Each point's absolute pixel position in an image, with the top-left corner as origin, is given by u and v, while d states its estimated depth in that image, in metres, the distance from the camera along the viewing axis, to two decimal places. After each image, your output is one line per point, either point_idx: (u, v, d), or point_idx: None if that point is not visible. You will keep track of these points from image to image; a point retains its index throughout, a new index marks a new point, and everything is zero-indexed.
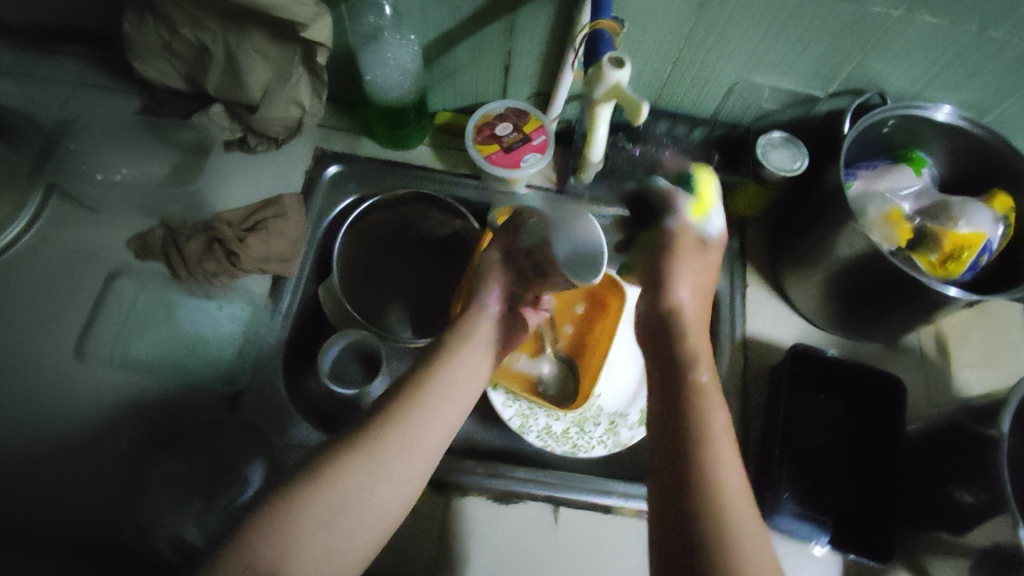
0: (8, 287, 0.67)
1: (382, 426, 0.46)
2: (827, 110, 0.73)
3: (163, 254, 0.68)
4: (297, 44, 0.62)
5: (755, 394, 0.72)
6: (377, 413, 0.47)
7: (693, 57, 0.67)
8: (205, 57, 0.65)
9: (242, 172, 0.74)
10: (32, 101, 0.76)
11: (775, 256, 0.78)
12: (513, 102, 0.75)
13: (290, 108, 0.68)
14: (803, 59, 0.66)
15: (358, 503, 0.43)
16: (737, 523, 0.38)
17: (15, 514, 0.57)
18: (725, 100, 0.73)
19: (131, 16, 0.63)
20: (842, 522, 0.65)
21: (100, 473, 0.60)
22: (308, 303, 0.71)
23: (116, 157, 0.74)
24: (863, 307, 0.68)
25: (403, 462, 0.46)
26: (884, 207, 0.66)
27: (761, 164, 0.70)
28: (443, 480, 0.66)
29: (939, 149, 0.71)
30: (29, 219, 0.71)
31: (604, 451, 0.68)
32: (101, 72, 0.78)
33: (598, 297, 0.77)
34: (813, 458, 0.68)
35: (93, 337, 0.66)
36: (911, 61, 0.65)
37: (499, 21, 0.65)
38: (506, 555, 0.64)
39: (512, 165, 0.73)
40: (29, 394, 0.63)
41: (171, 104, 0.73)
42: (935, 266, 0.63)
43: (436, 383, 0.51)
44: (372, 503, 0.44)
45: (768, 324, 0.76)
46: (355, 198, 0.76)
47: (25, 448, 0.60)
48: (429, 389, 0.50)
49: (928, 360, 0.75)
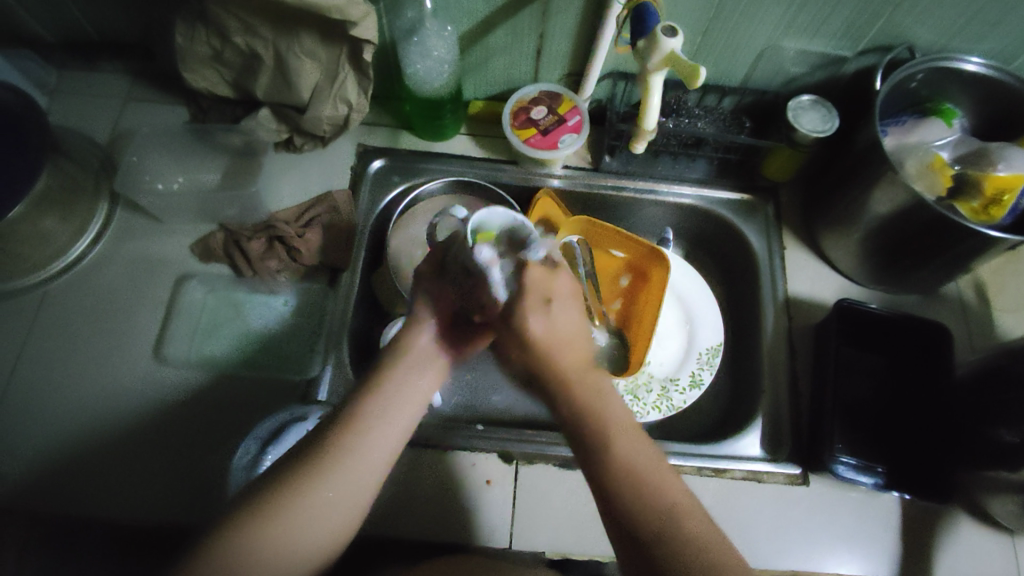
0: (83, 296, 0.71)
1: (342, 437, 0.47)
2: (855, 70, 0.74)
3: (227, 256, 0.72)
4: (344, 43, 0.65)
5: (802, 352, 0.74)
6: (338, 422, 0.48)
7: (723, 25, 0.69)
8: (255, 63, 0.68)
9: (291, 171, 0.77)
10: (86, 118, 0.79)
11: (810, 218, 0.79)
12: (546, 86, 0.77)
13: (339, 106, 0.71)
14: (832, 20, 0.67)
15: (330, 510, 0.46)
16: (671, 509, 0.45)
17: (114, 509, 0.61)
18: (754, 67, 0.75)
19: (183, 28, 0.66)
20: (893, 468, 0.67)
21: (184, 467, 0.63)
22: (365, 291, 0.74)
23: (170, 166, 0.78)
24: (903, 259, 0.70)
25: (360, 470, 0.47)
26: (925, 158, 0.68)
27: (794, 127, 0.72)
28: (509, 452, 0.67)
29: (967, 100, 0.72)
30: (95, 234, 0.74)
31: (659, 415, 0.72)
32: (148, 85, 0.81)
33: (639, 268, 0.78)
34: (861, 407, 0.71)
35: (167, 338, 0.69)
36: (939, 14, 0.66)
37: (533, 6, 0.67)
38: (577, 518, 0.65)
39: (551, 147, 0.75)
40: (114, 395, 0.66)
41: (218, 111, 0.77)
42: (976, 211, 0.66)
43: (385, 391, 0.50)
44: (369, 476, 0.47)
45: (808, 284, 0.78)
46: (401, 188, 0.79)
47: (115, 447, 0.64)
48: (378, 406, 0.49)
49: (967, 306, 0.76)
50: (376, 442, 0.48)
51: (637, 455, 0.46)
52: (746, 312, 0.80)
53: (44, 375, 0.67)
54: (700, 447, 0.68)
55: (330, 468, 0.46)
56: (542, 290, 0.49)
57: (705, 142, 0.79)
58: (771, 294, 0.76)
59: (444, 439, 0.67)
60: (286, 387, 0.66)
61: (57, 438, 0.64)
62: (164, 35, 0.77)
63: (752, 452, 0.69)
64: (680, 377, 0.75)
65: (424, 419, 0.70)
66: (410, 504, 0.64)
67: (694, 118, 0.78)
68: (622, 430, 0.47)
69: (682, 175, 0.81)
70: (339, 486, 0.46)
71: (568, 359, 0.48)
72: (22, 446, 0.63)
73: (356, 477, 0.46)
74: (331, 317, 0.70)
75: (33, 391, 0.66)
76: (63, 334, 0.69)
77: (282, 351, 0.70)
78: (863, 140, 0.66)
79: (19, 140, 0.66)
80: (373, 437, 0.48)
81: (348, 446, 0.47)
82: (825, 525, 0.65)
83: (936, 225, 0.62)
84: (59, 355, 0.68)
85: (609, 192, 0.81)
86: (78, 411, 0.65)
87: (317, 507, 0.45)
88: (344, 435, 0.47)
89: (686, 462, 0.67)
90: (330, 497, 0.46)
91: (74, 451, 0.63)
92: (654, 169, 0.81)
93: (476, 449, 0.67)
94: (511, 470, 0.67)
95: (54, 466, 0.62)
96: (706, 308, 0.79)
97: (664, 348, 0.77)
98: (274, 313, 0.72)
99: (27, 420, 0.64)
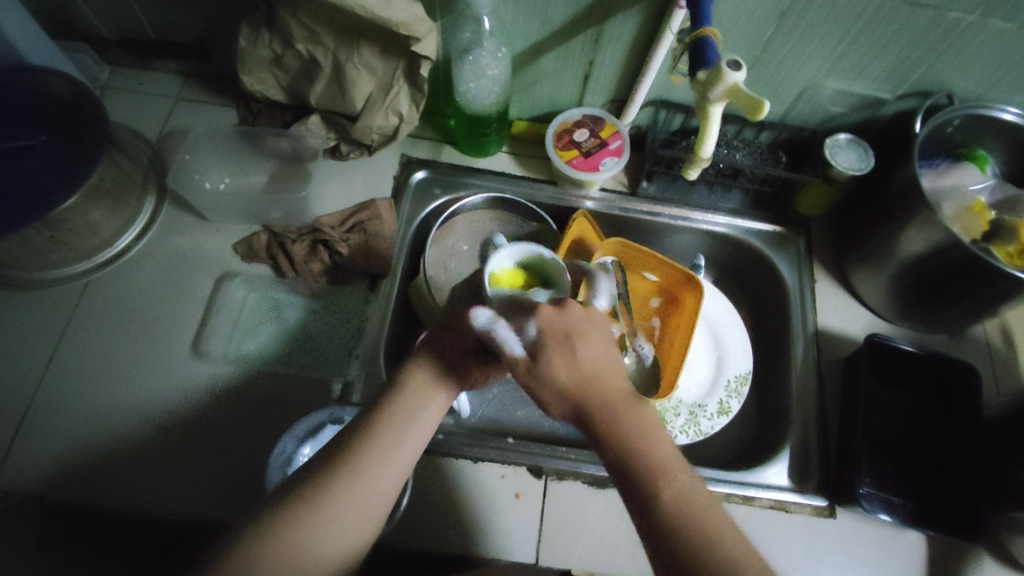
0: (126, 288, 0.72)
1: (357, 451, 0.46)
2: (893, 112, 0.77)
3: (270, 256, 0.73)
4: (402, 58, 0.67)
5: (830, 383, 0.74)
6: (358, 430, 0.47)
7: (770, 60, 0.71)
8: (313, 70, 0.70)
9: (335, 178, 0.79)
10: (140, 115, 0.82)
11: (840, 254, 0.81)
12: (589, 110, 0.80)
13: (389, 117, 0.73)
14: (876, 64, 0.70)
15: (331, 527, 0.43)
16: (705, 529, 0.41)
17: (144, 501, 0.61)
18: (794, 104, 0.77)
19: (248, 32, 0.68)
20: (920, 504, 0.67)
21: (216, 462, 0.63)
22: (402, 300, 0.75)
23: (217, 167, 0.79)
24: (934, 299, 0.71)
25: (365, 491, 0.45)
26: (965, 200, 0.71)
27: (830, 164, 0.74)
28: (540, 466, 0.67)
29: (1001, 147, 0.74)
30: (140, 229, 0.75)
31: (687, 439, 0.72)
32: (201, 87, 0.84)
33: (672, 293, 0.81)
34: (888, 443, 0.72)
35: (206, 334, 0.70)
36: (982, 63, 0.68)
37: (586, 32, 0.69)
38: (605, 536, 0.65)
39: (592, 168, 0.77)
40: (150, 387, 0.66)
41: (269, 115, 0.79)
42: (1011, 257, 0.66)
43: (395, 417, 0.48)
44: (381, 494, 0.45)
45: (837, 317, 0.79)
46: (440, 202, 0.81)
47: (149, 439, 0.64)
48: (389, 428, 0.47)
49: (993, 349, 0.77)
50: (387, 465, 0.46)
51: (693, 493, 0.42)
52: (774, 343, 0.81)
53: (83, 362, 0.67)
54: (729, 473, 0.69)
55: (347, 483, 0.44)
56: (561, 328, 0.46)
57: (742, 174, 0.81)
58: (800, 326, 0.77)
59: (475, 450, 0.68)
60: (321, 390, 0.67)
61: (92, 425, 0.64)
62: (223, 39, 0.79)
63: (780, 482, 0.69)
64: (708, 403, 0.76)
65: (454, 430, 0.70)
66: (438, 512, 0.64)
67: (732, 150, 0.80)
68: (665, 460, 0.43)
69: (717, 205, 0.82)
70: (352, 507, 0.44)
71: (615, 396, 0.45)
72: (56, 431, 0.63)
73: (369, 496, 0.45)
74: (369, 323, 0.71)
75: (70, 378, 0.66)
76: (103, 323, 0.70)
77: (319, 354, 0.70)
78: (900, 180, 0.68)
79: (77, 131, 0.67)
80: (384, 457, 0.46)
81: (365, 463, 0.45)
82: (850, 559, 0.65)
83: (971, 266, 0.63)
84: (99, 343, 0.69)
85: (644, 217, 0.82)
86: (114, 399, 0.65)
87: (332, 526, 0.43)
88: (357, 454, 0.45)
89: (715, 487, 0.67)
90: (349, 515, 0.44)
91: (106, 439, 0.63)
92: (689, 196, 0.82)
93: (507, 462, 0.67)
94: (541, 486, 0.67)
95: (88, 452, 0.63)
96: (736, 335, 0.80)
97: (693, 373, 0.78)
98: (313, 315, 0.73)
99: (64, 406, 0.65)
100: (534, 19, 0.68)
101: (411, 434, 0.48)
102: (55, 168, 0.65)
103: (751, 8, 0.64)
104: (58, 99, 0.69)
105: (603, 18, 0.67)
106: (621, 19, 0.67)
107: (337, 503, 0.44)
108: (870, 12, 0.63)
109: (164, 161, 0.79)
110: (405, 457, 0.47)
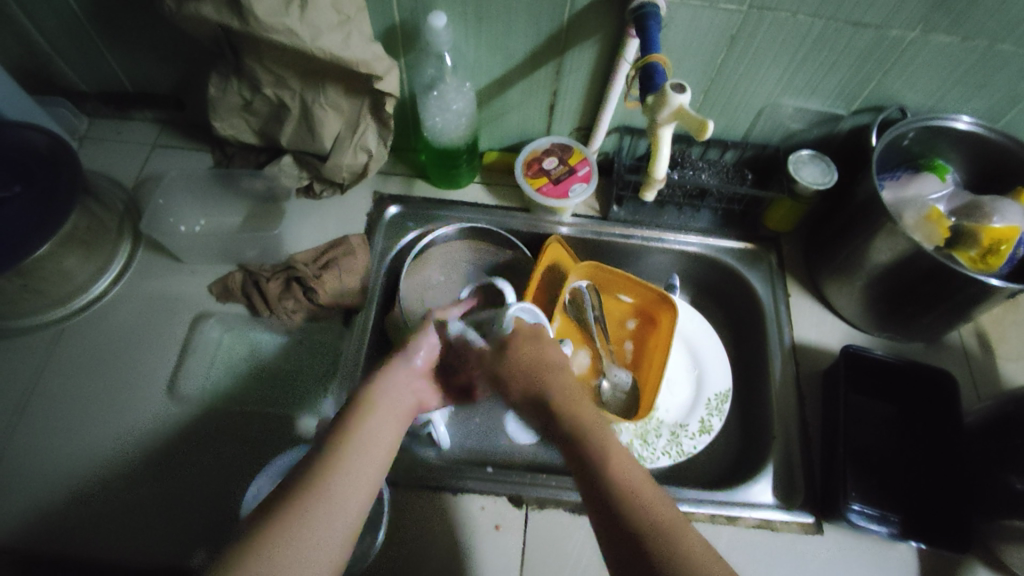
0: (101, 333, 0.72)
1: (307, 489, 0.46)
2: (851, 127, 0.78)
3: (244, 295, 0.74)
4: (367, 97, 0.69)
5: (809, 397, 0.74)
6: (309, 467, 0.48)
7: (723, 85, 0.73)
8: (282, 112, 0.72)
9: (310, 216, 0.81)
10: (116, 163, 0.84)
11: (813, 268, 0.81)
12: (558, 138, 0.81)
13: (359, 154, 0.75)
14: (827, 83, 0.72)
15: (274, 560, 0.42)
16: (629, 476, 0.51)
17: (119, 545, 0.60)
18: (755, 123, 0.79)
19: (218, 80, 0.70)
20: (913, 515, 0.66)
21: (195, 504, 0.62)
22: (379, 332, 0.76)
23: (193, 209, 0.81)
24: (904, 307, 0.71)
25: (313, 531, 0.44)
26: (923, 209, 0.71)
27: (794, 179, 0.75)
28: (520, 495, 0.66)
29: (957, 156, 0.76)
30: (116, 273, 0.76)
31: (669, 460, 0.72)
32: (177, 133, 0.86)
33: (648, 312, 0.81)
34: (874, 454, 0.71)
35: (182, 375, 0.70)
36: (928, 78, 0.70)
37: (546, 65, 0.72)
38: (589, 563, 0.63)
39: (561, 195, 0.78)
40: (123, 431, 0.66)
41: (243, 158, 0.81)
42: (975, 261, 0.69)
43: (355, 460, 0.49)
44: (332, 536, 0.45)
45: (814, 330, 0.79)
46: (414, 235, 0.82)
47: (126, 482, 0.63)
48: (339, 469, 0.47)
49: (970, 354, 0.77)
50: (345, 498, 0.47)
51: (625, 460, 0.52)
52: (754, 359, 0.81)
53: (56, 408, 0.67)
54: (713, 492, 0.68)
55: (291, 522, 0.44)
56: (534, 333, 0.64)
57: (709, 194, 0.82)
58: (777, 342, 0.78)
59: (453, 482, 0.66)
60: (297, 426, 0.67)
61: (64, 472, 0.63)
62: (195, 86, 0.81)
63: (763, 499, 0.68)
64: (690, 423, 0.75)
65: (434, 461, 0.69)
66: (420, 542, 0.63)
67: (697, 171, 0.81)
68: (602, 433, 0.54)
69: (687, 225, 0.84)
70: (303, 534, 0.44)
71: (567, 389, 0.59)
72: (30, 480, 0.63)
73: (321, 531, 0.44)
74: (343, 358, 0.71)
75: (43, 425, 0.66)
76: (79, 368, 0.70)
77: (294, 389, 0.70)
78: (862, 193, 0.69)
79: (51, 179, 0.68)
80: (329, 506, 0.46)
81: (314, 502, 0.45)
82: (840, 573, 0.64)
83: (936, 273, 0.64)
84: (72, 389, 0.69)
85: (617, 239, 0.83)
86: (86, 443, 0.65)
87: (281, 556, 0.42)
88: (313, 491, 0.46)
89: (699, 508, 0.66)
90: (296, 546, 0.43)
91: (76, 487, 0.63)
92: (659, 218, 0.84)
93: (487, 492, 0.66)
94: (521, 515, 0.66)
95: (61, 500, 0.62)
96: (714, 352, 0.80)
97: (673, 394, 0.78)
98: (290, 350, 0.73)
99: (37, 453, 0.64)
100: (496, 54, 0.71)
101: (358, 482, 0.48)
102: (30, 217, 0.66)
103: (700, 35, 0.67)
104: (35, 150, 0.70)
105: (562, 50, 0.69)
106: (579, 50, 0.69)
107: (280, 542, 0.43)
108: (814, 34, 0.66)
109: (140, 206, 0.81)
110: (352, 500, 0.47)
